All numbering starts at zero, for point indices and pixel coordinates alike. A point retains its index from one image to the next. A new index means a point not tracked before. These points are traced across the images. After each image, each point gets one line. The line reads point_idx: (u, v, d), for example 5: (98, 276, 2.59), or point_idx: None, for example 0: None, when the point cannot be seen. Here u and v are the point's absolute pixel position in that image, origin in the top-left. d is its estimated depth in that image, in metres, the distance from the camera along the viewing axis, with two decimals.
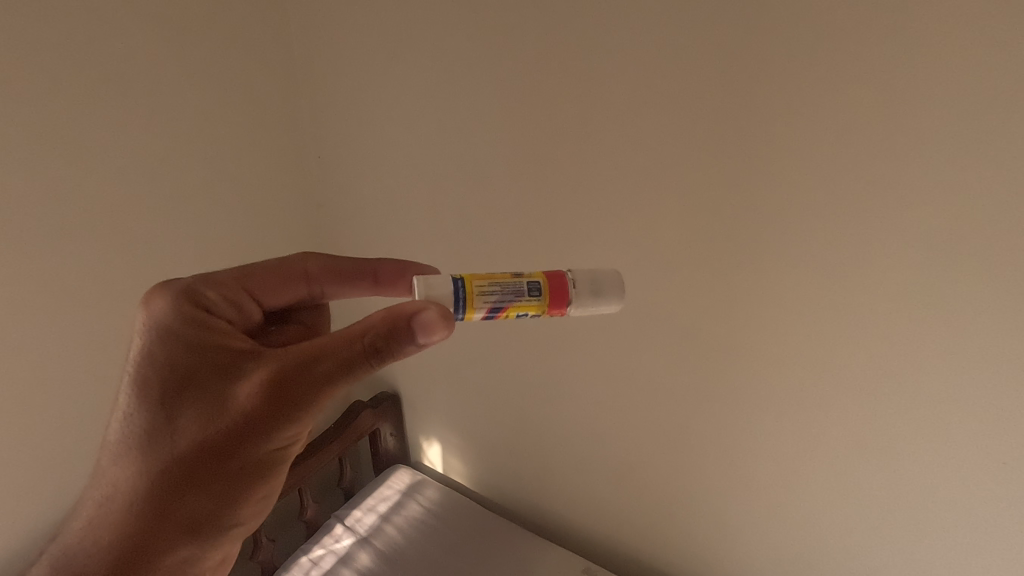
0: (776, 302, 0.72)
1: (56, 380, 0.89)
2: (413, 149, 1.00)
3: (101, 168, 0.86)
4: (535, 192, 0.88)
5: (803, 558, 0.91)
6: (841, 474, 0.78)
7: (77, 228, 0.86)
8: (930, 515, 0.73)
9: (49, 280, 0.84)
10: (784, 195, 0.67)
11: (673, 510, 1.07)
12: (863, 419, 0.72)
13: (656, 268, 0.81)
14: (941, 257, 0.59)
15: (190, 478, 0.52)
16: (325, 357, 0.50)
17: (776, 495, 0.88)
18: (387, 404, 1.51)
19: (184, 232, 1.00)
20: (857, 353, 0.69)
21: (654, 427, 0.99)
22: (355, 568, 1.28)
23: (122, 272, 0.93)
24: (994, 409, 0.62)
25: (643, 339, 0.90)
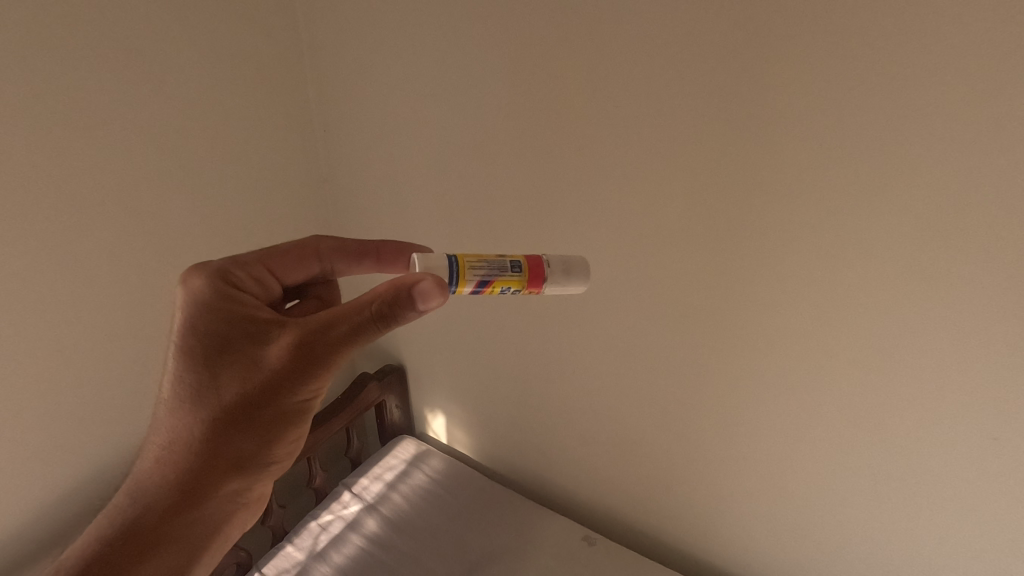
0: (763, 284, 0.76)
1: (75, 350, 0.94)
2: (418, 126, 1.02)
3: (119, 153, 0.90)
4: (536, 170, 0.91)
5: (790, 528, 0.96)
6: (825, 448, 0.83)
7: (97, 211, 0.89)
8: (911, 487, 0.77)
9: (66, 255, 0.88)
10: (776, 183, 0.69)
11: (664, 479, 1.12)
12: (846, 395, 0.77)
13: (653, 251, 0.84)
14: (928, 246, 0.63)
15: (232, 426, 0.56)
16: (340, 322, 0.54)
17: (763, 463, 0.92)
18: (393, 376, 1.56)
19: (195, 209, 1.03)
20: (842, 333, 0.73)
21: (652, 406, 1.03)
22: (363, 533, 1.34)
23: (140, 253, 0.97)
24: (975, 386, 0.66)
25: (641, 322, 0.93)
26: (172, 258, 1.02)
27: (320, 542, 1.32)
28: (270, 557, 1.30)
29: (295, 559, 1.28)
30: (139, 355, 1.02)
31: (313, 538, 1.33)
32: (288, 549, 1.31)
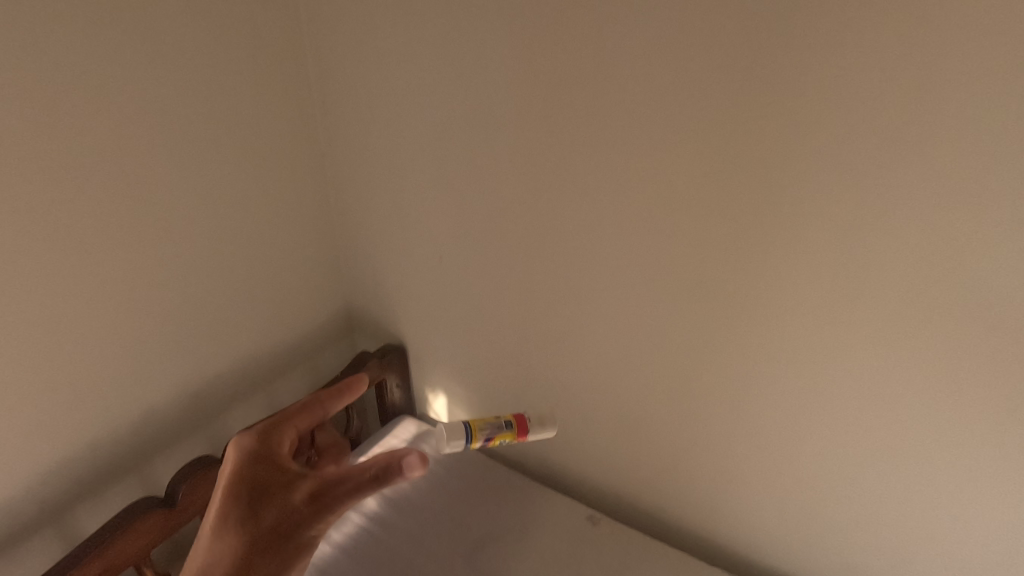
0: (796, 241, 0.74)
1: (52, 334, 0.94)
2: (420, 109, 1.02)
3: (91, 98, 0.88)
4: (547, 127, 0.89)
5: (808, 515, 0.95)
6: (857, 426, 0.81)
7: (67, 157, 0.87)
8: (942, 465, 0.77)
9: (35, 238, 0.87)
10: (807, 131, 0.68)
11: (670, 464, 1.11)
12: (880, 363, 0.75)
13: (675, 209, 0.82)
14: (971, 185, 0.61)
15: (259, 556, 0.65)
16: (349, 480, 0.67)
17: (773, 462, 0.94)
18: (393, 356, 1.52)
19: (173, 191, 1.02)
20: (880, 291, 0.71)
21: (662, 382, 1.00)
22: (363, 513, 1.33)
23: (118, 205, 0.95)
24: (1018, 341, 0.65)
25: (656, 291, 0.91)
26: (156, 241, 1.02)
27: None
28: None
29: None
30: (126, 334, 1.04)
31: None
32: None
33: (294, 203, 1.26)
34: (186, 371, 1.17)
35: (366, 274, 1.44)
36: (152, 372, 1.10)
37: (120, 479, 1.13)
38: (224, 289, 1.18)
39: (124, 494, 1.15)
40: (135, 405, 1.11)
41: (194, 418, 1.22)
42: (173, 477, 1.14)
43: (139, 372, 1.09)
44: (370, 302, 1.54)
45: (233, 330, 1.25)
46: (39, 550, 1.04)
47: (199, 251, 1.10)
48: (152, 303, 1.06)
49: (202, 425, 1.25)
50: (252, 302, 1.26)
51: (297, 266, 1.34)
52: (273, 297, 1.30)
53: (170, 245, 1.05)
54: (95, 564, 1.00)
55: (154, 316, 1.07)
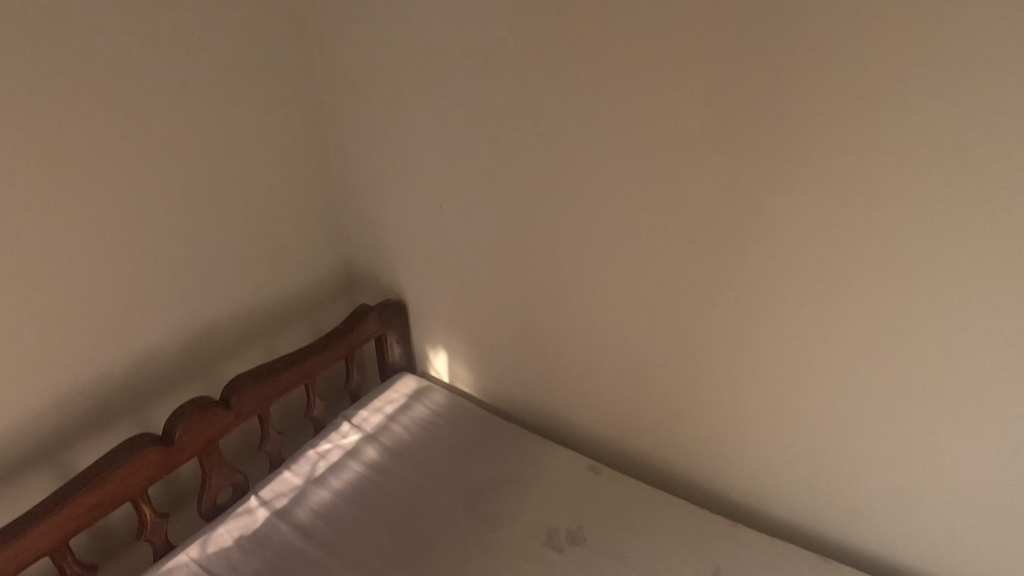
0: (810, 143, 0.87)
1: (31, 256, 0.99)
2: (421, 71, 1.20)
3: (142, 23, 1.04)
4: (577, 40, 1.00)
5: (855, 421, 1.01)
6: (857, 315, 0.93)
7: (102, 64, 1.01)
8: (991, 349, 0.85)
9: (20, 163, 0.95)
10: (811, 39, 0.82)
11: (695, 379, 1.14)
12: (892, 250, 0.87)
13: (683, 122, 0.96)
14: (947, 71, 0.75)
15: None
16: None
17: (798, 361, 1.01)
18: (394, 309, 1.49)
19: (150, 130, 1.09)
20: (878, 183, 0.84)
21: (698, 279, 1.06)
22: (362, 461, 1.30)
23: (94, 90, 1.01)
24: (1000, 215, 0.78)
25: (680, 193, 1.01)
26: (135, 174, 1.09)
27: (317, 469, 1.28)
28: (267, 482, 1.25)
29: (293, 485, 1.24)
30: (108, 267, 1.09)
31: (311, 465, 1.28)
32: (285, 475, 1.26)
33: (275, 152, 1.32)
34: (176, 310, 1.21)
35: (377, 212, 1.44)
36: (138, 307, 1.15)
37: (119, 418, 1.17)
38: (205, 231, 1.23)
39: (121, 434, 1.18)
40: (129, 343, 1.15)
41: (188, 361, 1.26)
42: (177, 429, 1.06)
43: (126, 307, 1.13)
44: (369, 257, 1.53)
45: (227, 278, 1.29)
46: (37, 481, 1.07)
47: (177, 189, 1.16)
48: (133, 238, 1.11)
49: (192, 346, 1.26)
50: (236, 247, 1.30)
51: (296, 217, 1.41)
52: (261, 245, 1.35)
53: (145, 179, 1.11)
54: (87, 499, 0.96)
55: (136, 250, 1.12)
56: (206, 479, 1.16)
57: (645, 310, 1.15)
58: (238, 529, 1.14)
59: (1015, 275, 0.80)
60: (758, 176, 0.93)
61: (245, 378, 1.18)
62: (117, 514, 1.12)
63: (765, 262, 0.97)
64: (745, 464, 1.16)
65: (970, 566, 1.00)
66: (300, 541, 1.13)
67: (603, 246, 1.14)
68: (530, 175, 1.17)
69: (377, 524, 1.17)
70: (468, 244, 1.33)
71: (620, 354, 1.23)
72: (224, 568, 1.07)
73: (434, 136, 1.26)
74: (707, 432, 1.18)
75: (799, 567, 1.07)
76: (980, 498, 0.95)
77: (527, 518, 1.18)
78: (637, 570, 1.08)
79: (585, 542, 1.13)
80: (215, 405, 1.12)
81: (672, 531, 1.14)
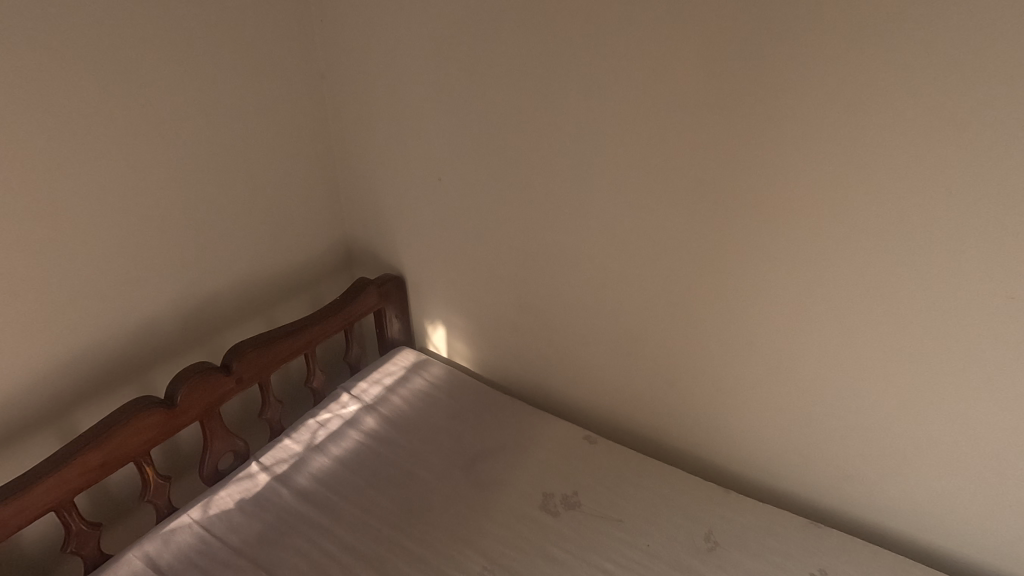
0: (806, 109, 0.87)
1: (28, 219, 0.99)
2: (420, 40, 1.20)
3: None
4: (576, 7, 1.00)
5: (847, 390, 1.02)
6: (850, 283, 0.94)
7: (101, 30, 1.00)
8: (982, 315, 0.86)
9: (16, 125, 0.94)
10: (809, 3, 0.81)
11: (690, 350, 1.15)
12: (886, 216, 0.87)
13: (681, 90, 0.96)
14: (943, 35, 0.75)
15: None
16: None
17: (790, 331, 1.02)
18: (393, 283, 1.49)
19: (147, 95, 1.09)
20: (874, 149, 0.85)
21: (694, 248, 1.06)
22: (362, 430, 1.31)
23: (93, 56, 1.00)
24: (995, 180, 0.79)
25: (677, 163, 1.01)
26: (133, 140, 1.08)
27: (317, 437, 1.29)
28: (267, 448, 1.27)
29: (293, 452, 1.25)
30: (107, 233, 1.09)
31: (311, 433, 1.30)
32: (286, 442, 1.28)
33: (274, 123, 1.32)
34: (175, 279, 1.22)
35: (376, 185, 1.45)
36: (137, 274, 1.15)
37: (119, 384, 1.18)
38: (204, 200, 1.23)
39: (122, 400, 1.19)
40: (129, 310, 1.16)
41: (187, 330, 1.27)
42: (181, 392, 1.08)
43: (125, 274, 1.14)
44: (368, 232, 1.54)
45: (226, 248, 1.30)
46: (39, 444, 1.09)
47: (177, 159, 1.16)
48: (132, 204, 1.11)
49: (192, 316, 1.27)
50: (236, 217, 1.30)
51: (296, 189, 1.41)
52: (260, 216, 1.35)
53: (145, 147, 1.11)
54: (91, 458, 0.98)
55: (136, 217, 1.12)
56: (207, 444, 1.18)
57: (643, 280, 1.15)
58: (239, 493, 1.16)
59: (1007, 239, 0.80)
60: (757, 142, 0.93)
61: (245, 345, 1.19)
62: (119, 477, 1.14)
63: (762, 229, 0.98)
64: (738, 434, 1.18)
65: (962, 528, 1.01)
66: (300, 504, 1.15)
67: (601, 216, 1.14)
68: (529, 145, 1.16)
69: (375, 489, 1.19)
70: (466, 217, 1.33)
71: (618, 327, 1.23)
72: (225, 529, 1.09)
73: (433, 106, 1.25)
74: (702, 402, 1.19)
75: (789, 530, 1.09)
76: (982, 459, 0.94)
77: (524, 485, 1.20)
78: (631, 533, 1.10)
79: (579, 507, 1.15)
80: (216, 371, 1.14)
81: (665, 497, 1.16)
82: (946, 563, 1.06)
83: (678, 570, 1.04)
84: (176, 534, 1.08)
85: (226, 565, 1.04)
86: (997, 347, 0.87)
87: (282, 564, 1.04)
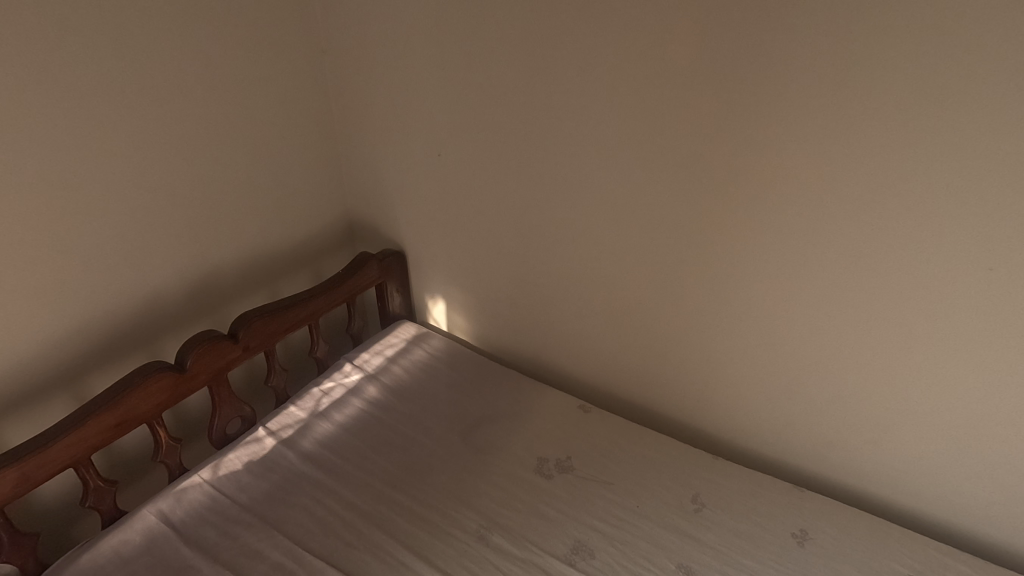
0: (794, 91, 0.89)
1: (36, 189, 1.01)
2: (420, 21, 1.22)
3: None
4: None
5: (830, 361, 1.05)
6: (834, 257, 0.97)
7: (109, 11, 1.03)
8: (959, 288, 0.89)
9: (29, 103, 0.97)
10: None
11: (681, 324, 1.19)
12: (870, 193, 0.90)
13: (672, 73, 0.98)
14: (923, 20, 0.78)
15: None
16: None
17: (777, 304, 1.06)
18: (394, 257, 1.52)
19: (153, 74, 1.11)
20: (858, 130, 0.87)
21: (685, 224, 1.09)
22: (363, 398, 1.36)
23: (101, 37, 1.03)
24: (974, 159, 0.81)
25: (669, 143, 1.04)
26: (137, 112, 1.11)
27: (321, 405, 1.34)
28: (273, 415, 1.31)
29: (297, 418, 1.30)
30: (115, 205, 1.12)
31: (315, 401, 1.34)
32: (291, 409, 1.32)
33: (276, 102, 1.34)
34: (181, 251, 1.25)
35: (377, 164, 1.47)
36: (144, 244, 1.19)
37: (129, 351, 1.22)
38: (208, 173, 1.26)
39: (132, 366, 1.24)
40: (137, 280, 1.19)
41: (193, 300, 1.30)
42: (190, 358, 1.13)
43: (132, 244, 1.17)
44: (369, 206, 1.56)
45: (230, 221, 1.33)
46: (54, 407, 1.13)
47: (183, 137, 1.19)
48: (137, 176, 1.14)
49: (198, 289, 1.31)
50: (239, 191, 1.33)
51: (298, 164, 1.44)
52: (263, 190, 1.38)
53: (153, 125, 1.14)
54: (106, 419, 1.03)
55: (145, 193, 1.16)
56: (216, 409, 1.22)
57: (637, 253, 1.18)
58: (247, 455, 1.21)
59: (986, 214, 0.83)
60: (748, 115, 0.94)
61: (251, 314, 1.23)
62: (131, 439, 1.19)
63: (752, 202, 1.00)
64: (726, 404, 1.22)
65: (939, 491, 1.06)
66: (305, 466, 1.20)
67: (596, 190, 1.17)
68: (526, 119, 1.18)
69: (377, 453, 1.24)
70: (465, 191, 1.36)
71: (613, 300, 1.26)
72: (235, 489, 1.15)
73: (432, 81, 1.27)
74: (693, 372, 1.22)
75: (773, 494, 1.13)
76: (958, 424, 0.98)
77: (521, 450, 1.25)
78: (620, 496, 1.15)
79: (572, 471, 1.20)
80: (223, 338, 1.18)
81: (656, 462, 1.21)
82: (924, 525, 1.10)
83: (665, 529, 1.09)
84: (188, 492, 1.13)
85: (236, 521, 1.09)
86: (975, 316, 0.90)
87: (288, 521, 1.10)
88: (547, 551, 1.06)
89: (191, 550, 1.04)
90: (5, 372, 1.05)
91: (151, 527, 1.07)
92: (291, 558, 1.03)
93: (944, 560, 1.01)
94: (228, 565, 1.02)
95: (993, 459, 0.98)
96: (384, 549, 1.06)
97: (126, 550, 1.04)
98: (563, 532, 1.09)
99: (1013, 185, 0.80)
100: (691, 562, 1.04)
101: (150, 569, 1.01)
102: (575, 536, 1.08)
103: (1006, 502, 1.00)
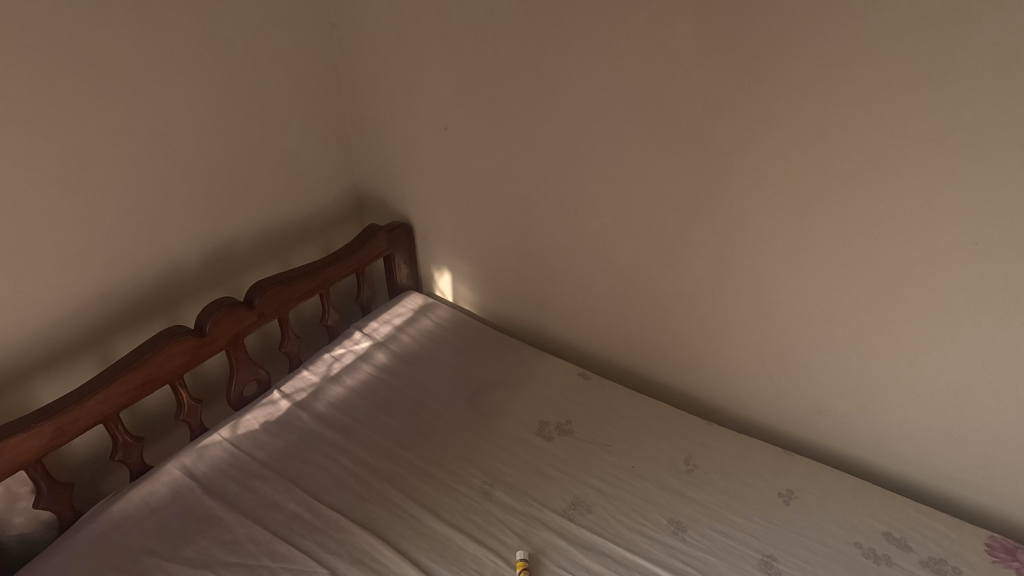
0: (790, 75, 0.92)
1: (59, 159, 1.05)
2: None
3: None
4: None
5: (820, 332, 1.10)
6: (826, 233, 1.00)
7: None
8: (947, 264, 0.92)
9: (51, 76, 1.00)
10: None
11: (678, 297, 1.23)
12: (863, 172, 0.93)
13: (673, 55, 1.01)
14: (916, 8, 0.80)
15: None
16: None
17: (771, 277, 1.10)
18: (401, 229, 1.56)
19: (170, 50, 1.14)
20: (851, 113, 0.90)
21: (683, 201, 1.12)
22: (372, 364, 1.42)
23: (119, 15, 1.06)
24: (964, 142, 0.84)
25: (669, 124, 1.07)
26: (154, 88, 1.14)
27: (332, 370, 1.40)
28: (286, 378, 1.38)
29: (310, 382, 1.36)
30: (134, 177, 1.16)
31: (326, 366, 1.40)
32: (304, 373, 1.39)
33: (287, 77, 1.37)
34: (196, 223, 1.29)
35: (384, 139, 1.50)
36: (162, 215, 1.23)
37: (150, 317, 1.28)
38: (222, 147, 1.29)
39: (153, 330, 1.29)
40: (156, 249, 1.24)
41: (209, 269, 1.35)
42: (207, 323, 1.18)
43: (150, 214, 1.21)
44: (377, 180, 1.60)
45: (243, 192, 1.37)
46: (81, 368, 1.19)
47: (197, 112, 1.22)
48: (155, 147, 1.18)
49: (213, 258, 1.35)
50: (251, 164, 1.36)
51: (308, 138, 1.47)
52: (275, 163, 1.41)
53: (169, 100, 1.17)
54: (133, 378, 1.09)
55: (162, 167, 1.20)
56: (234, 372, 1.29)
57: (637, 228, 1.21)
58: (263, 416, 1.28)
59: (972, 195, 0.86)
60: (750, 93, 0.96)
61: (265, 283, 1.28)
62: (154, 399, 1.25)
63: (748, 179, 1.03)
64: (721, 373, 1.27)
65: (921, 456, 1.11)
66: (319, 427, 1.26)
67: (599, 166, 1.20)
68: (532, 95, 1.20)
69: (387, 415, 1.30)
70: (471, 166, 1.39)
71: (613, 274, 1.30)
72: (253, 447, 1.21)
73: (439, 56, 1.29)
74: (691, 341, 1.27)
75: (763, 456, 1.20)
76: (941, 393, 1.03)
77: (523, 414, 1.31)
78: (618, 457, 1.21)
79: (572, 433, 1.27)
80: (239, 305, 1.23)
81: (652, 426, 1.27)
82: (906, 487, 1.16)
83: (659, 488, 1.15)
84: (209, 448, 1.20)
85: (255, 475, 1.16)
86: (961, 290, 0.93)
87: (304, 476, 1.17)
88: (548, 506, 1.12)
89: (215, 501, 1.11)
90: (35, 335, 1.11)
91: (176, 480, 1.14)
92: (307, 509, 1.10)
93: (921, 518, 1.07)
94: (250, 514, 1.09)
95: (972, 426, 1.03)
96: (394, 502, 1.13)
97: (155, 499, 1.11)
98: (563, 489, 1.15)
99: (1000, 167, 0.83)
100: (683, 517, 1.10)
101: (177, 517, 1.08)
102: (574, 493, 1.15)
103: (983, 466, 1.05)
